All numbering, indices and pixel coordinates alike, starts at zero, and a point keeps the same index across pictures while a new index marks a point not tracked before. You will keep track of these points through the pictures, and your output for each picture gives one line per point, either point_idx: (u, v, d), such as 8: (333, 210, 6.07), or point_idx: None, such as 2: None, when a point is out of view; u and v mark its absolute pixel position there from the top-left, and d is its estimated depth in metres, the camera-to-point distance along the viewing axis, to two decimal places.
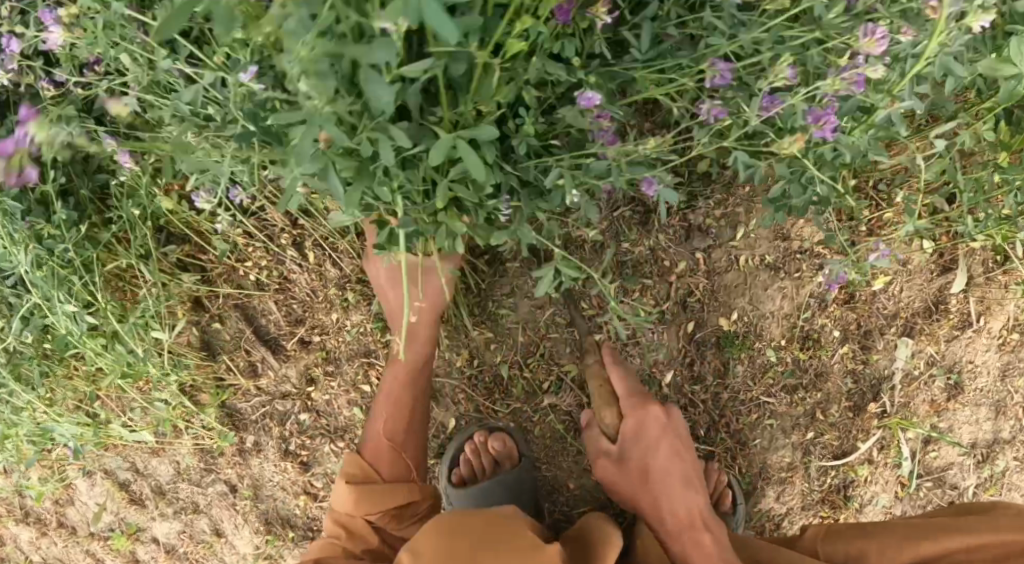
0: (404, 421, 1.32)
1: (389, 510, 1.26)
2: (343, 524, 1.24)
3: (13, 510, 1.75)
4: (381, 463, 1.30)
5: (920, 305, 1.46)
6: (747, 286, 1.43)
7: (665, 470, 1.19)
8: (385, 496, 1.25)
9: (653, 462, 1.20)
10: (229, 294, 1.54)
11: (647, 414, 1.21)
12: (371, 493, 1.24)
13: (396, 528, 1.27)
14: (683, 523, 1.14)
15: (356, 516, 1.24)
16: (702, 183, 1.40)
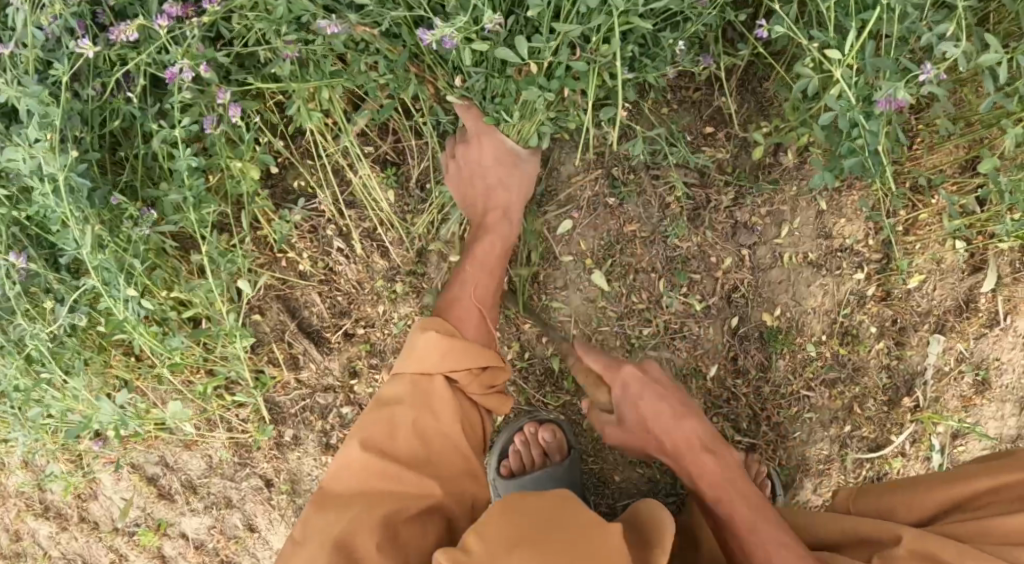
0: (488, 284, 1.33)
1: (471, 370, 1.23)
2: (422, 391, 1.19)
3: (33, 504, 1.71)
4: (463, 319, 1.28)
5: (951, 303, 1.51)
6: (790, 282, 1.47)
7: (658, 417, 1.22)
8: (470, 357, 1.22)
9: (645, 414, 1.22)
10: (271, 285, 1.52)
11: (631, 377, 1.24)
12: (462, 350, 1.21)
13: (475, 393, 1.24)
14: (685, 454, 1.19)
15: (438, 379, 1.20)
16: (749, 180, 1.45)
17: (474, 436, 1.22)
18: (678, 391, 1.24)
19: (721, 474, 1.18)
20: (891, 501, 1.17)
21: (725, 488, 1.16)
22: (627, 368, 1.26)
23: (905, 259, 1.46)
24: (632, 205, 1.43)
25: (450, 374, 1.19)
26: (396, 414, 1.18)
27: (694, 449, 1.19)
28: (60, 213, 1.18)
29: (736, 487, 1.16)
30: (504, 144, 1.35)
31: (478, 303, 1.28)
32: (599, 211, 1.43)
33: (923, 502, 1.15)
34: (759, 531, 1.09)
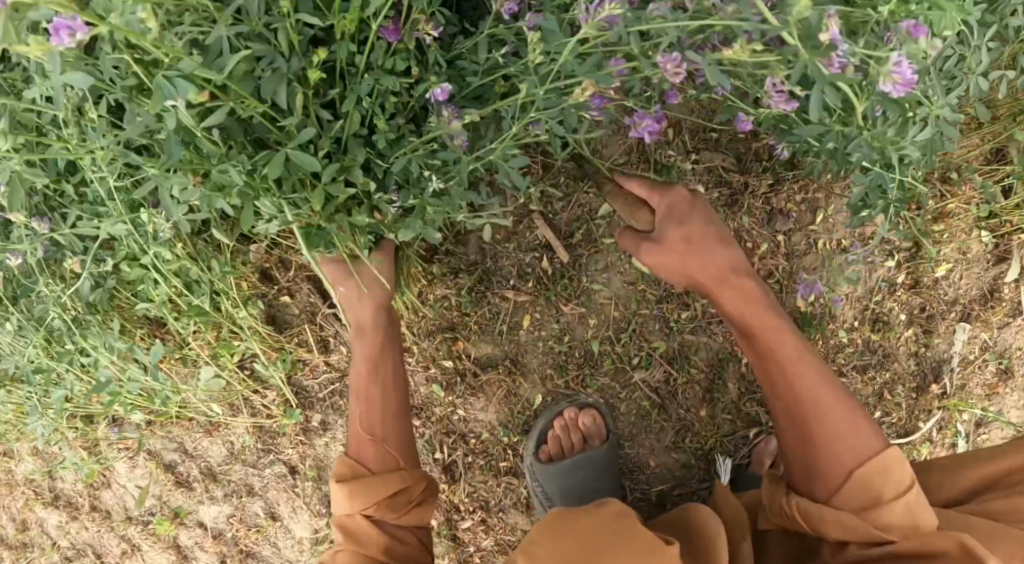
0: (379, 411, 1.25)
1: (385, 499, 1.19)
2: (344, 530, 1.18)
3: (41, 493, 1.66)
4: (363, 456, 1.23)
5: (976, 292, 1.53)
6: (824, 269, 1.49)
7: (718, 260, 1.18)
8: (372, 490, 1.18)
9: (707, 246, 1.19)
10: (301, 265, 1.50)
11: (677, 198, 1.24)
12: (365, 492, 1.17)
13: (396, 516, 1.20)
14: (761, 328, 1.13)
15: (356, 517, 1.18)
16: (785, 167, 1.47)
17: (408, 548, 1.20)
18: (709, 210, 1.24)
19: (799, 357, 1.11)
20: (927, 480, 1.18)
21: (757, 311, 1.15)
22: (677, 191, 1.26)
23: (933, 248, 1.49)
24: (674, 190, 1.46)
25: (363, 513, 1.16)
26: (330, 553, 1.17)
27: (728, 277, 1.17)
28: (85, 151, 1.08)
29: (764, 315, 1.14)
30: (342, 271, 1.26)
31: (362, 434, 1.22)
32: None
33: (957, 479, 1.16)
34: (806, 360, 1.09)
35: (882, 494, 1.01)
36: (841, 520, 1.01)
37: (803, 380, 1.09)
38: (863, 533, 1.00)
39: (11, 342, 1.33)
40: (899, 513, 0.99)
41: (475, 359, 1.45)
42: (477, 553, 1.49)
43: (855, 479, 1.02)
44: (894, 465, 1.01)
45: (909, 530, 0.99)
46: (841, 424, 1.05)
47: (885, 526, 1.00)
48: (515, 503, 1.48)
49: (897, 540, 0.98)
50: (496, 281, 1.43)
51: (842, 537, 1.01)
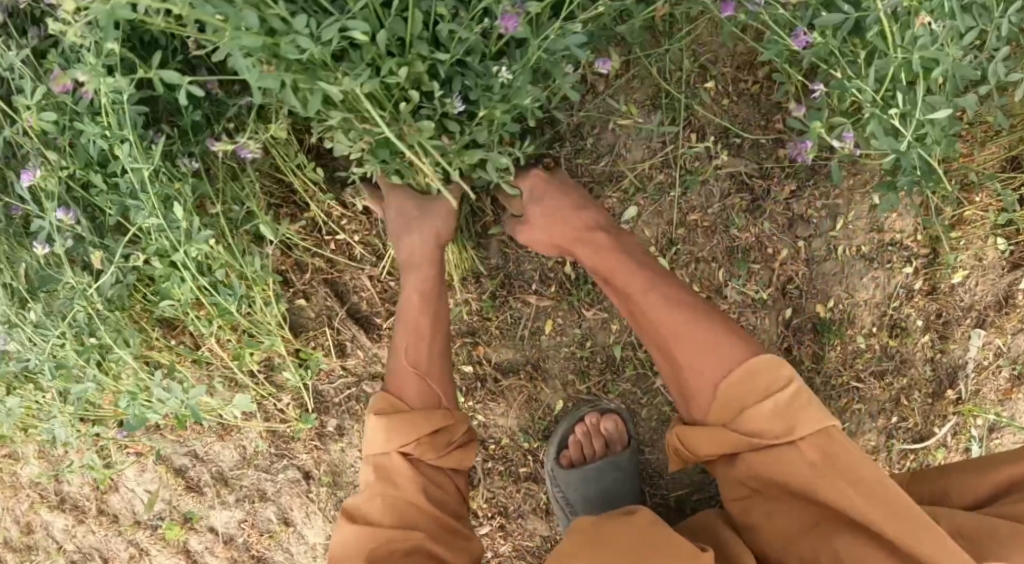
0: (425, 344, 1.24)
1: (424, 438, 1.17)
2: (380, 469, 1.15)
3: (48, 496, 1.66)
4: (403, 390, 1.21)
5: (991, 298, 1.53)
6: (843, 275, 1.50)
7: (577, 222, 1.26)
8: (416, 426, 1.16)
9: (564, 213, 1.27)
10: (318, 268, 1.48)
11: (534, 180, 1.29)
12: (406, 427, 1.15)
13: (435, 458, 1.18)
14: (622, 276, 1.20)
15: (393, 456, 1.15)
16: (807, 173, 1.47)
17: (445, 497, 1.19)
18: (560, 183, 1.30)
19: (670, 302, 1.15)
20: (943, 483, 1.17)
21: (617, 261, 1.22)
22: (532, 174, 1.30)
23: (951, 254, 1.49)
24: (696, 195, 1.46)
25: (402, 451, 1.14)
26: (361, 495, 1.14)
27: (591, 235, 1.25)
28: (121, 136, 1.10)
29: (624, 263, 1.22)
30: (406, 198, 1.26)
31: (408, 367, 1.21)
32: (663, 200, 1.46)
33: (974, 482, 1.14)
34: (653, 294, 1.17)
35: (747, 403, 1.07)
36: (713, 436, 1.08)
37: (665, 323, 1.14)
38: (736, 442, 1.06)
39: (33, 337, 1.25)
40: (769, 415, 1.05)
41: (496, 364, 1.44)
42: (495, 558, 1.48)
43: (721, 401, 1.08)
44: (761, 370, 1.07)
45: (783, 427, 1.04)
46: (687, 343, 1.12)
47: (759, 432, 1.05)
48: (534, 508, 1.47)
49: (772, 440, 1.04)
50: (517, 285, 1.42)
51: (717, 450, 1.09)
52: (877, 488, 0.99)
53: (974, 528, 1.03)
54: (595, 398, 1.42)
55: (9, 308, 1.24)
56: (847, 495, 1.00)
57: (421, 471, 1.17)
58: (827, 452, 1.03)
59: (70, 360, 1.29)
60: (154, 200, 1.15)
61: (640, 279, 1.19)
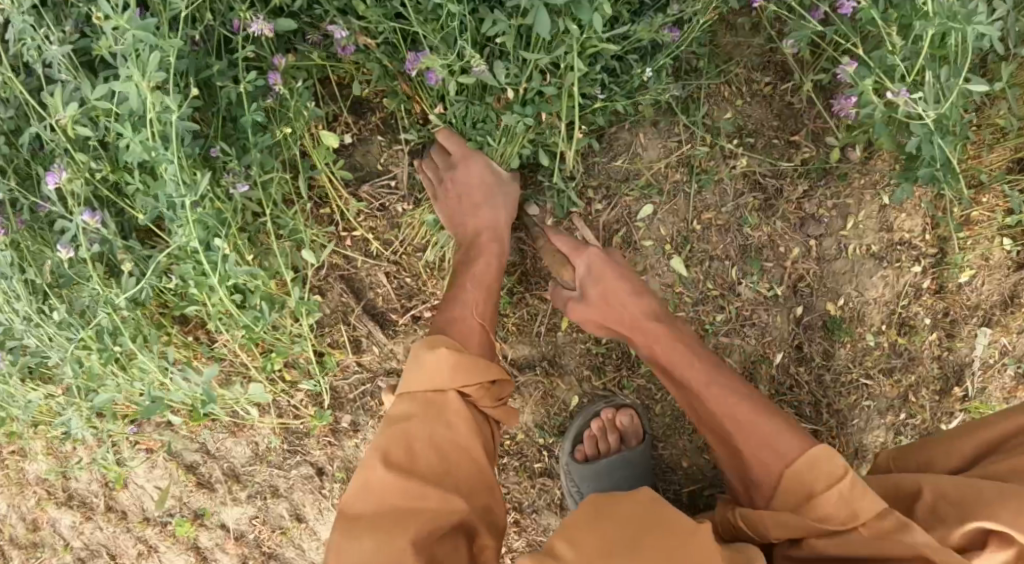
0: (488, 303, 1.31)
1: (482, 385, 1.19)
2: (433, 407, 1.15)
3: (56, 493, 1.66)
4: (463, 339, 1.25)
5: (997, 297, 1.55)
6: (854, 274, 1.52)
7: (633, 306, 1.28)
8: (478, 373, 1.19)
9: (617, 296, 1.29)
10: (335, 264, 1.49)
11: (589, 257, 1.32)
12: (470, 367, 1.18)
13: (485, 407, 1.21)
14: (681, 363, 1.23)
15: (449, 395, 1.16)
16: (819, 173, 1.49)
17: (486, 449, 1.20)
18: (620, 265, 1.32)
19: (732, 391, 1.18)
20: (928, 452, 1.17)
21: (674, 351, 1.25)
22: (588, 250, 1.32)
23: (959, 253, 1.51)
24: (711, 193, 1.47)
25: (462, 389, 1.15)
26: (411, 432, 1.12)
27: (646, 322, 1.27)
28: (166, 157, 1.13)
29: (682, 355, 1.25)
30: (490, 169, 1.35)
31: (479, 320, 1.26)
32: (678, 198, 1.47)
33: (961, 448, 1.14)
34: (714, 386, 1.20)
35: (816, 489, 1.06)
36: (779, 519, 1.06)
37: (729, 415, 1.16)
38: (803, 527, 1.03)
39: (58, 337, 1.28)
40: (832, 502, 1.03)
41: (513, 361, 1.45)
42: (509, 553, 1.49)
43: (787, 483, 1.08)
44: (822, 459, 1.07)
45: (848, 513, 1.01)
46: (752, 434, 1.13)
47: (824, 518, 1.03)
48: (549, 504, 1.48)
49: (839, 526, 1.01)
50: (534, 282, 1.44)
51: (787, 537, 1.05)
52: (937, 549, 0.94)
53: (959, 490, 1.02)
54: (609, 395, 1.44)
55: (33, 308, 1.26)
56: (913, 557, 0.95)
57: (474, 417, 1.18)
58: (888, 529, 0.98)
59: (93, 360, 1.32)
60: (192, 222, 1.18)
61: (702, 371, 1.22)
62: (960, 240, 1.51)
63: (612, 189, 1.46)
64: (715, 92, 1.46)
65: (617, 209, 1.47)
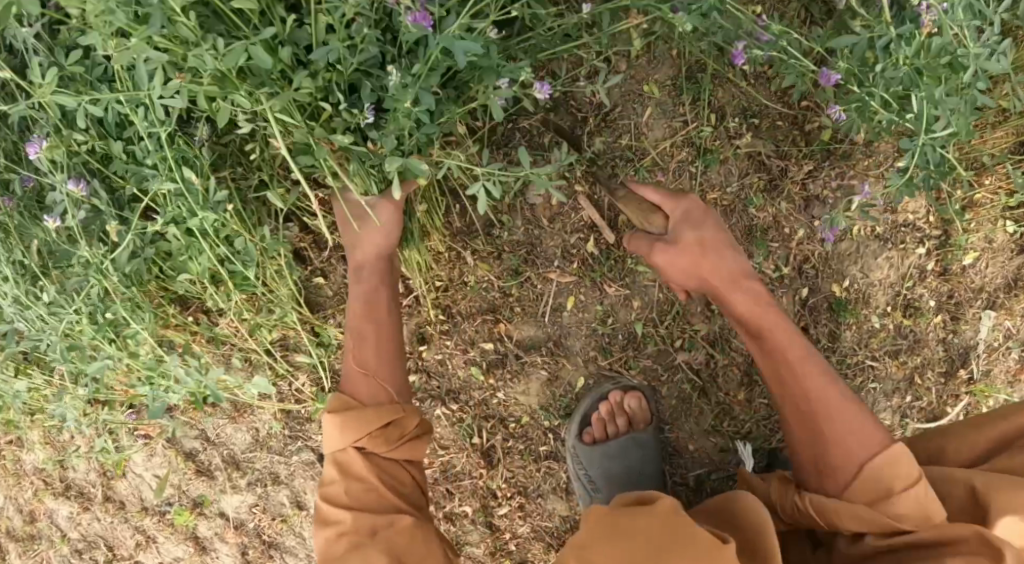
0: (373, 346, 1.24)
1: (375, 432, 1.18)
2: (340, 466, 1.17)
3: (53, 483, 1.63)
4: (359, 392, 1.21)
5: (1001, 280, 1.55)
6: (859, 255, 1.52)
7: (733, 265, 1.16)
8: (367, 420, 1.17)
9: (712, 244, 1.16)
10: (337, 246, 1.47)
11: (690, 206, 1.20)
12: (357, 424, 1.16)
13: (385, 450, 1.19)
14: (769, 320, 1.14)
15: (349, 451, 1.17)
16: (822, 155, 1.49)
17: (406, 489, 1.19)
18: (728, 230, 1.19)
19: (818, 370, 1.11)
20: (940, 441, 1.17)
21: (764, 318, 1.14)
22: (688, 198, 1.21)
23: (963, 235, 1.51)
24: (715, 173, 1.48)
25: (355, 446, 1.15)
26: (330, 497, 1.15)
27: (751, 286, 1.16)
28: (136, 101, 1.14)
29: (776, 319, 1.14)
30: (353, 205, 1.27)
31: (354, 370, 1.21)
32: (683, 178, 1.48)
33: (970, 443, 1.14)
34: (808, 367, 1.11)
35: (893, 489, 1.02)
36: (850, 513, 1.03)
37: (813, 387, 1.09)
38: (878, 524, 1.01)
39: (47, 316, 1.28)
40: (908, 505, 1.00)
41: (518, 342, 1.44)
42: (514, 539, 1.47)
43: (863, 480, 1.04)
44: (900, 457, 1.03)
45: (921, 517, 1.00)
46: (834, 416, 1.07)
47: (897, 516, 1.01)
48: (554, 488, 1.46)
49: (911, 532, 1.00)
50: (541, 263, 1.43)
51: (854, 527, 1.03)
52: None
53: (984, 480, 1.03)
54: (615, 377, 1.43)
55: (22, 289, 1.25)
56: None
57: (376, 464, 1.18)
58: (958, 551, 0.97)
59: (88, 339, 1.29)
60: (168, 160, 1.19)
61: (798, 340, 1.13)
62: (963, 222, 1.52)
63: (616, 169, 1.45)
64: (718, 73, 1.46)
65: None
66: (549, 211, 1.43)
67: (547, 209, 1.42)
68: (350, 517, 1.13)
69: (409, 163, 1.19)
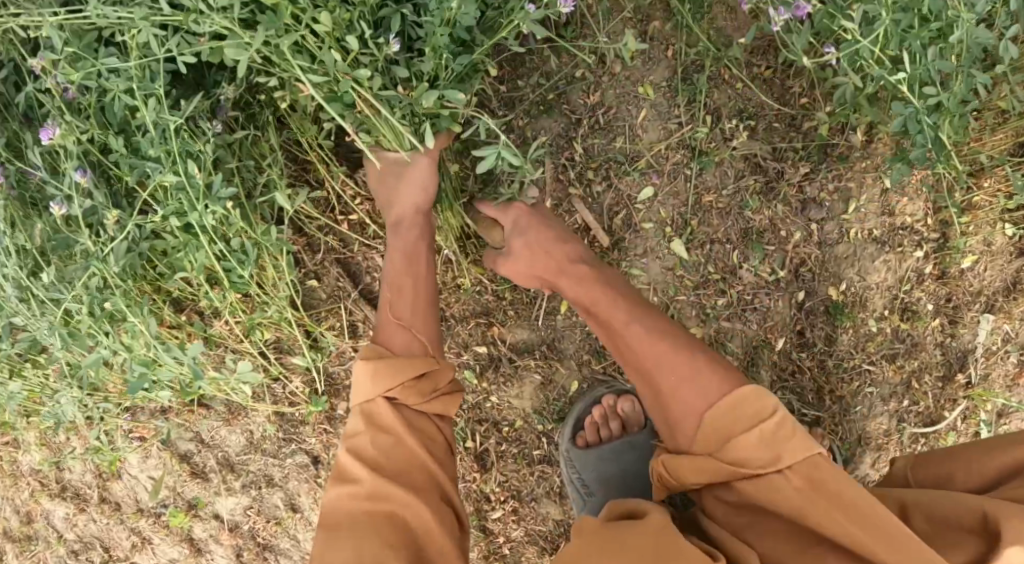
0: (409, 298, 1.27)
1: (408, 383, 1.20)
2: (368, 417, 1.19)
3: (49, 484, 1.63)
4: (394, 342, 1.24)
5: (1000, 283, 1.53)
6: (856, 258, 1.50)
7: (556, 251, 1.25)
8: (398, 372, 1.20)
9: (545, 245, 1.26)
10: (330, 248, 1.47)
11: (517, 212, 1.30)
12: (390, 372, 1.19)
13: (416, 404, 1.21)
14: (597, 303, 1.19)
15: (379, 402, 1.19)
16: (818, 157, 1.48)
17: (435, 444, 1.21)
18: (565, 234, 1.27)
19: (656, 332, 1.13)
20: (950, 466, 1.16)
21: (597, 301, 1.19)
22: (515, 206, 1.31)
23: (961, 238, 1.50)
24: (711, 176, 1.46)
25: (385, 395, 1.18)
26: (356, 450, 1.16)
27: (567, 267, 1.23)
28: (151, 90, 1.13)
29: (606, 294, 1.20)
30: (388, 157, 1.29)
31: (389, 320, 1.25)
32: (678, 180, 1.46)
33: (981, 469, 1.12)
34: (631, 327, 1.14)
35: (734, 429, 1.03)
36: (698, 468, 1.04)
37: (652, 351, 1.11)
38: (721, 470, 1.02)
39: (46, 301, 1.22)
40: (752, 443, 1.01)
41: (511, 345, 1.43)
42: (508, 543, 1.46)
43: (704, 430, 1.04)
44: (745, 398, 1.04)
45: (765, 454, 1.00)
46: (667, 371, 1.09)
47: (743, 459, 1.01)
48: (548, 492, 1.45)
49: (755, 470, 1.00)
50: None
51: (705, 479, 1.04)
52: (870, 515, 0.93)
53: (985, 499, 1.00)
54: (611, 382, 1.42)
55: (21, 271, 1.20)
56: (836, 521, 0.94)
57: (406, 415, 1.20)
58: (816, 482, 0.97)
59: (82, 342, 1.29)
60: (173, 152, 1.16)
61: (622, 311, 1.16)
62: (962, 225, 1.50)
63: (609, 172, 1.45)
64: (715, 74, 1.45)
65: (615, 192, 1.45)
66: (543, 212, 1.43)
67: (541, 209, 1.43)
68: (369, 474, 1.14)
69: (445, 94, 1.18)
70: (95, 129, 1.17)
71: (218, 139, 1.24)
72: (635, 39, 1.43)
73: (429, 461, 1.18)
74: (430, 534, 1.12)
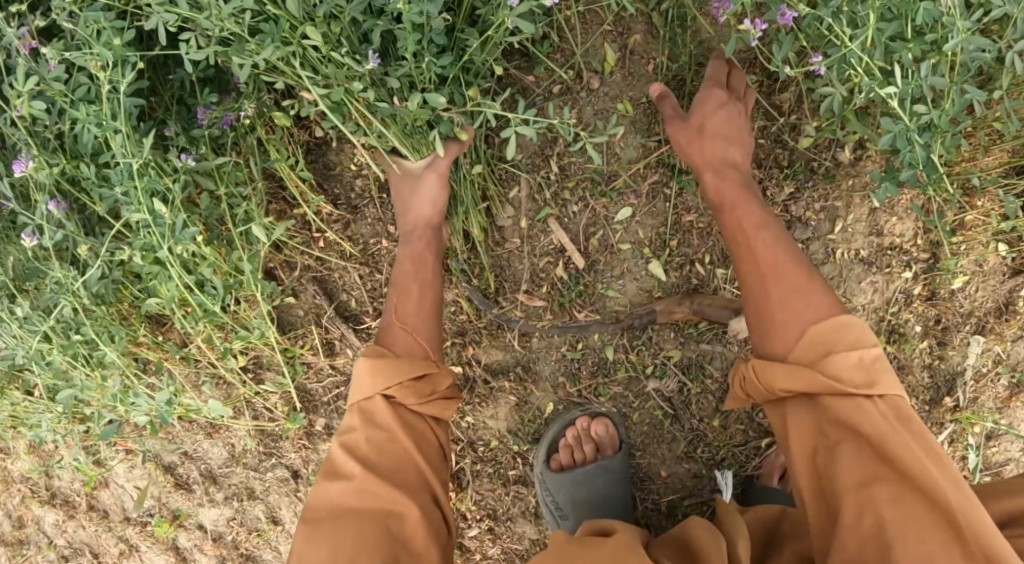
0: (413, 303, 1.27)
1: (407, 384, 1.19)
2: (366, 414, 1.19)
3: (39, 491, 1.66)
4: (395, 342, 1.24)
5: (991, 304, 1.49)
6: (841, 279, 1.48)
7: (718, 128, 1.26)
8: (400, 371, 1.19)
9: (711, 122, 1.26)
10: (308, 266, 1.47)
11: (710, 90, 1.28)
12: (387, 370, 1.18)
13: (413, 405, 1.20)
14: (736, 201, 1.22)
15: (375, 398, 1.19)
16: (805, 175, 1.44)
17: (428, 447, 1.21)
18: (742, 122, 1.27)
19: (787, 257, 1.14)
20: None
21: (741, 198, 1.22)
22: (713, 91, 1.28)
23: (951, 259, 1.45)
24: (692, 195, 1.40)
25: (383, 393, 1.18)
26: (350, 446, 1.16)
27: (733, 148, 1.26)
28: (114, 128, 1.14)
29: (749, 202, 1.21)
30: (405, 169, 1.31)
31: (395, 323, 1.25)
32: (657, 201, 1.41)
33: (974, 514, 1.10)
34: (764, 240, 1.17)
35: (835, 348, 1.07)
36: (793, 371, 1.07)
37: (778, 266, 1.14)
38: (817, 383, 1.05)
39: (19, 333, 1.25)
40: (854, 365, 1.05)
41: (486, 366, 1.44)
42: (484, 561, 1.46)
43: (806, 342, 1.08)
44: (850, 324, 1.07)
45: (865, 378, 1.05)
46: (794, 301, 1.11)
47: (839, 377, 1.05)
48: (524, 512, 1.45)
49: (852, 388, 1.04)
50: (509, 286, 1.42)
51: (795, 389, 1.07)
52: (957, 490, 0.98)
53: None
54: (583, 405, 1.42)
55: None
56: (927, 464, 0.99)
57: (401, 414, 1.19)
58: (883, 450, 1.02)
59: (56, 361, 1.30)
60: (138, 189, 1.17)
61: (764, 226, 1.18)
62: (953, 245, 1.46)
63: (584, 192, 1.41)
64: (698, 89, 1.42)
65: (591, 212, 1.41)
66: (519, 232, 1.42)
67: (517, 230, 1.42)
68: (360, 470, 1.14)
69: (428, 97, 1.16)
70: (65, 163, 1.20)
71: (190, 170, 1.25)
72: (614, 53, 1.40)
73: (424, 464, 1.18)
74: (418, 535, 1.12)
